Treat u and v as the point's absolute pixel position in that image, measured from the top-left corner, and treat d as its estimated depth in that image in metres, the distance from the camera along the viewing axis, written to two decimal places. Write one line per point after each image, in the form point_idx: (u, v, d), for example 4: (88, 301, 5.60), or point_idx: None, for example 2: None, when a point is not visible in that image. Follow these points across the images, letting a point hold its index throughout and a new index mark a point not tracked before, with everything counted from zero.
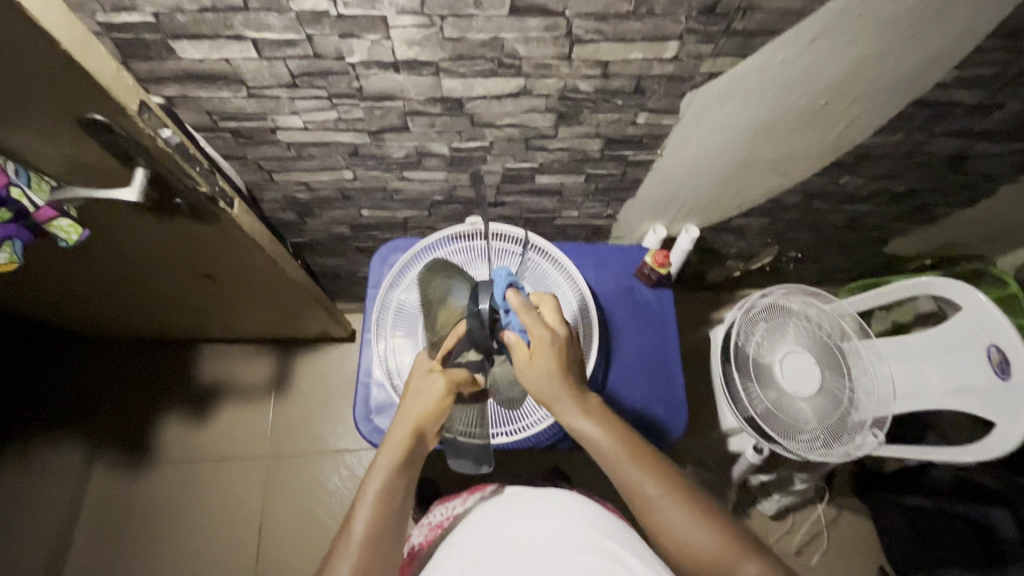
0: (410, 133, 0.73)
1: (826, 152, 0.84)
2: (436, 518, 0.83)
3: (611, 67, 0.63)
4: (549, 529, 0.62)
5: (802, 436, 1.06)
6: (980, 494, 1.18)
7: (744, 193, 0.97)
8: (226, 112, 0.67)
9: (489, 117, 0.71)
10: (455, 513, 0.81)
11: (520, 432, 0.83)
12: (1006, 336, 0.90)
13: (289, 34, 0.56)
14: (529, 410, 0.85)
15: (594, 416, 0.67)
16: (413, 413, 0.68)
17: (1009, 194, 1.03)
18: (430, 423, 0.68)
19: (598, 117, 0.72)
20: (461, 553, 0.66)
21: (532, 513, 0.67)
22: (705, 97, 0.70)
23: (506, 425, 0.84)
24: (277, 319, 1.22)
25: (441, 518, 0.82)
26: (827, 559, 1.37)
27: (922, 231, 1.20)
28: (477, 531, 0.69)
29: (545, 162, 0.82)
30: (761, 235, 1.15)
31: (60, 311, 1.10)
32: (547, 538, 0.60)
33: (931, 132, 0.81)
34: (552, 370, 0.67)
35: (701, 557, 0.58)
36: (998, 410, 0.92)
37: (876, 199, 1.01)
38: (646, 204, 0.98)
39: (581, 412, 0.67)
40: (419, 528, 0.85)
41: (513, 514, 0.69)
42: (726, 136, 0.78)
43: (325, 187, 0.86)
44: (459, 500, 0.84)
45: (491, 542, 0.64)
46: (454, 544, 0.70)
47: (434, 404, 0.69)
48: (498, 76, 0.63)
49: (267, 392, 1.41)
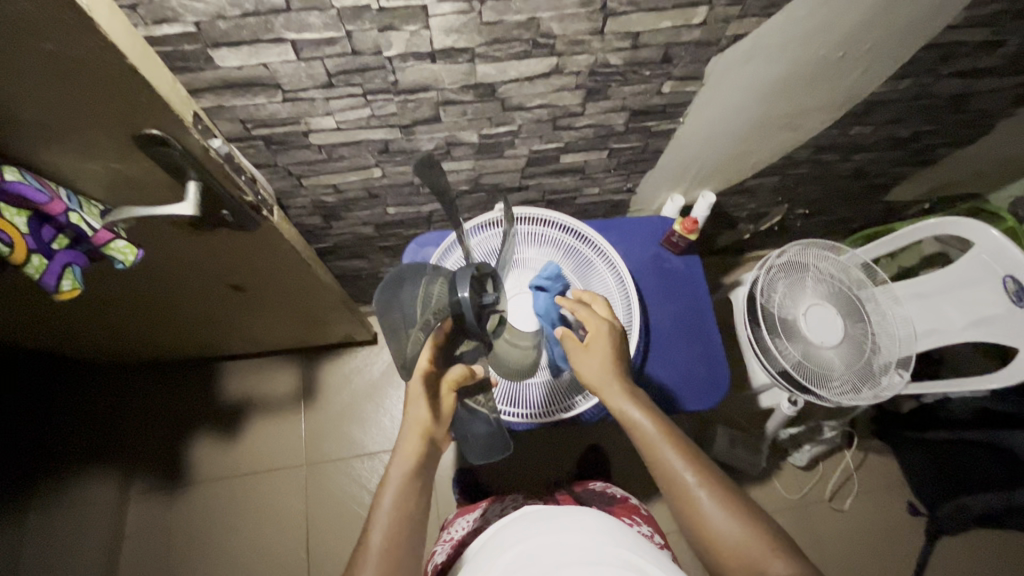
0: (441, 123, 0.74)
1: (837, 104, 0.87)
2: (456, 534, 0.85)
3: (640, 38, 0.64)
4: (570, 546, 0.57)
5: (833, 383, 1.09)
6: (999, 420, 1.21)
7: (758, 153, 0.99)
8: (260, 118, 0.67)
9: (520, 100, 0.71)
10: (475, 529, 0.83)
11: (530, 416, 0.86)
12: (1020, 265, 0.95)
13: (328, 33, 0.56)
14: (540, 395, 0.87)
15: (638, 402, 0.69)
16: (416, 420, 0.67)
17: (1005, 130, 1.07)
18: (439, 427, 0.68)
19: (625, 90, 0.74)
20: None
21: (553, 528, 0.61)
22: (729, 61, 0.71)
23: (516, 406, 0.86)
24: (301, 328, 1.21)
25: (463, 533, 0.84)
26: (859, 501, 1.42)
27: (923, 175, 1.24)
28: (495, 554, 0.63)
29: (570, 141, 0.83)
30: (772, 194, 1.18)
31: (81, 343, 1.08)
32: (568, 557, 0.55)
33: (938, 75, 0.84)
34: (605, 358, 0.73)
35: (731, 550, 0.57)
36: (1018, 335, 0.96)
37: (882, 146, 1.04)
38: (665, 175, 1.00)
39: (621, 401, 0.69)
40: (440, 546, 0.85)
41: (532, 529, 0.63)
42: (746, 98, 0.80)
43: (352, 188, 0.86)
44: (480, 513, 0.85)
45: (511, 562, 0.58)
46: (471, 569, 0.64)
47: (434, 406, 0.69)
48: (531, 57, 0.64)
49: (296, 402, 1.40)
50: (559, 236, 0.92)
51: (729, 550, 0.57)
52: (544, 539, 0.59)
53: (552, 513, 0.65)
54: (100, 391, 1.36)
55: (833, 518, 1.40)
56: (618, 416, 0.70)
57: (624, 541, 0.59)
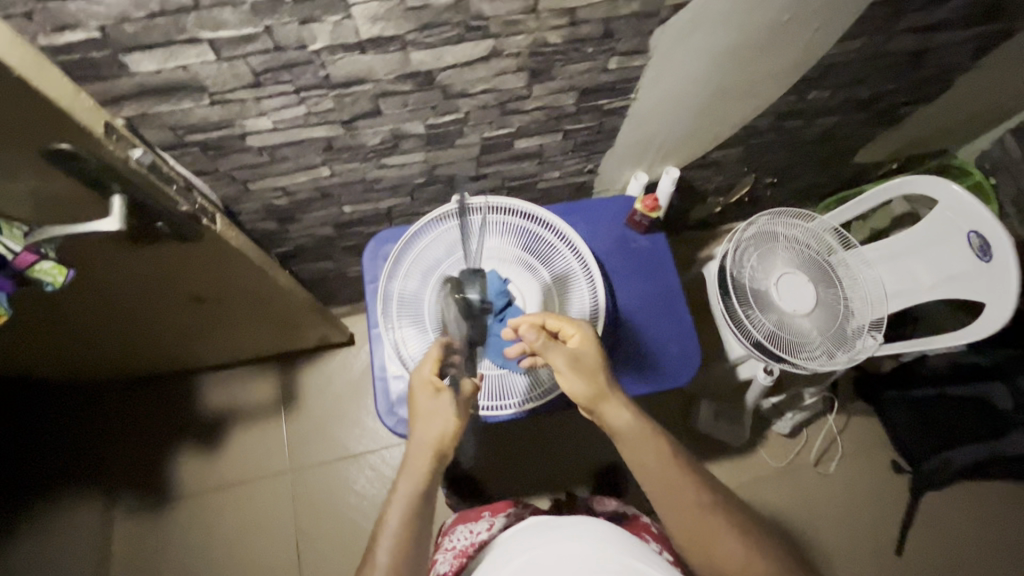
0: (383, 116, 0.71)
1: (791, 69, 0.85)
2: (460, 543, 0.85)
3: (578, 14, 0.62)
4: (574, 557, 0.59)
5: (808, 351, 1.09)
6: (976, 372, 1.29)
7: (717, 125, 0.97)
8: (191, 124, 0.64)
9: (462, 86, 0.69)
10: (480, 539, 0.83)
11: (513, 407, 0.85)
12: (986, 220, 0.94)
13: (246, 29, 0.53)
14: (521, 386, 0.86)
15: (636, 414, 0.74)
16: (430, 439, 0.73)
17: (964, 84, 1.06)
18: (446, 445, 0.74)
19: (570, 69, 0.71)
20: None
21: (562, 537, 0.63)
22: (673, 31, 0.69)
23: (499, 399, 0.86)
24: (272, 334, 1.19)
25: (466, 543, 0.85)
26: (844, 464, 1.44)
27: (888, 135, 1.23)
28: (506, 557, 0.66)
29: (522, 125, 0.81)
30: (738, 165, 1.17)
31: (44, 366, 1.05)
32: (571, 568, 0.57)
33: (891, 33, 0.83)
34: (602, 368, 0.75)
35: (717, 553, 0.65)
36: (983, 290, 0.96)
37: (843, 109, 1.03)
38: (625, 153, 0.98)
39: (620, 413, 0.74)
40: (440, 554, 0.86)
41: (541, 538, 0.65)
42: (697, 69, 0.78)
43: (303, 189, 0.83)
44: (484, 523, 0.87)
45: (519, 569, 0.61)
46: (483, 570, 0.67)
47: (450, 429, 0.74)
48: (466, 41, 0.62)
49: (276, 409, 1.39)
50: (530, 225, 0.90)
51: (716, 553, 0.65)
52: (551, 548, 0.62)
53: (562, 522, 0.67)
54: (75, 412, 1.34)
55: (819, 482, 1.42)
56: (615, 424, 0.74)
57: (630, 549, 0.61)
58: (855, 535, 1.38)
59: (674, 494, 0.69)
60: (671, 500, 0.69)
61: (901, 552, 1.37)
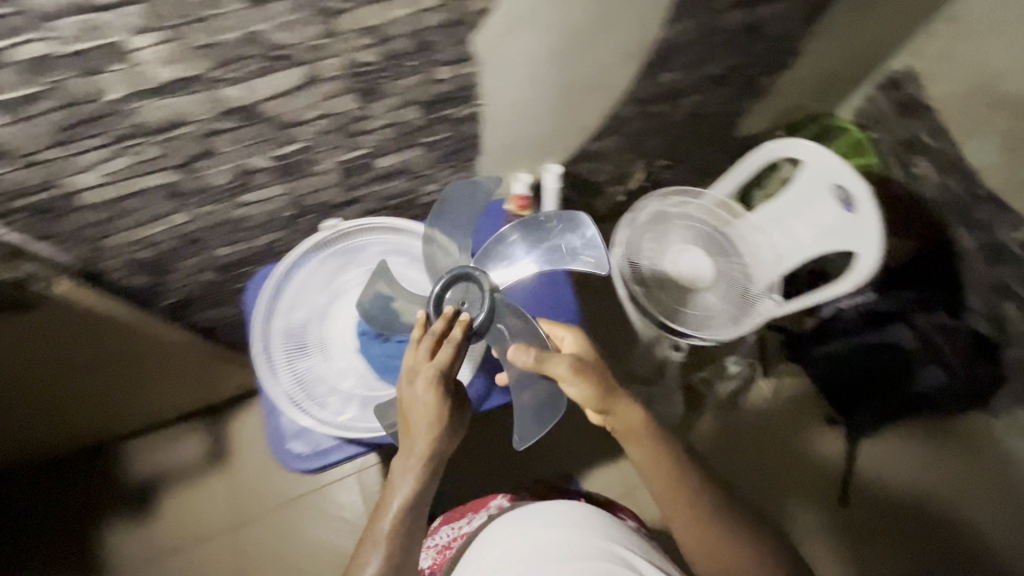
0: (220, 154, 0.71)
1: (632, 56, 0.88)
2: (444, 539, 0.90)
3: (383, 31, 0.63)
4: (558, 537, 0.69)
5: (711, 322, 1.12)
6: (884, 317, 1.34)
7: (582, 118, 1.00)
8: (8, 190, 0.63)
9: (292, 115, 0.70)
10: (463, 532, 0.88)
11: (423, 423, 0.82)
12: (847, 175, 1.00)
13: (27, 88, 0.53)
14: None
15: (645, 420, 0.79)
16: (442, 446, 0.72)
17: (814, 48, 1.12)
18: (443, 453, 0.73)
19: (400, 84, 0.72)
20: (484, 562, 0.72)
21: (544, 520, 0.73)
22: (492, 36, 0.71)
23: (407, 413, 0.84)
24: (183, 388, 1.16)
25: (448, 538, 0.89)
26: (782, 426, 1.46)
27: (762, 105, 1.28)
28: (495, 538, 0.76)
29: (375, 144, 0.82)
30: (622, 153, 1.20)
31: None
32: (559, 546, 0.67)
33: (717, 11, 0.86)
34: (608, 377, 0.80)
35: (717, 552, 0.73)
36: (854, 240, 1.01)
37: (704, 87, 1.07)
38: (499, 156, 1.00)
39: (631, 418, 0.79)
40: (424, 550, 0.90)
41: (523, 521, 0.75)
42: (535, 69, 0.81)
43: (165, 238, 0.82)
44: (465, 519, 0.91)
45: (508, 550, 0.71)
46: (475, 553, 0.77)
47: (457, 435, 0.75)
48: (275, 71, 0.62)
49: (209, 464, 1.35)
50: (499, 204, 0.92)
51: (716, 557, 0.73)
52: (536, 531, 0.72)
53: (542, 507, 0.78)
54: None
55: (761, 447, 1.45)
56: (628, 428, 0.79)
57: (604, 528, 0.73)
58: (802, 493, 1.41)
59: (676, 494, 0.76)
60: (673, 500, 0.76)
61: (847, 503, 1.40)
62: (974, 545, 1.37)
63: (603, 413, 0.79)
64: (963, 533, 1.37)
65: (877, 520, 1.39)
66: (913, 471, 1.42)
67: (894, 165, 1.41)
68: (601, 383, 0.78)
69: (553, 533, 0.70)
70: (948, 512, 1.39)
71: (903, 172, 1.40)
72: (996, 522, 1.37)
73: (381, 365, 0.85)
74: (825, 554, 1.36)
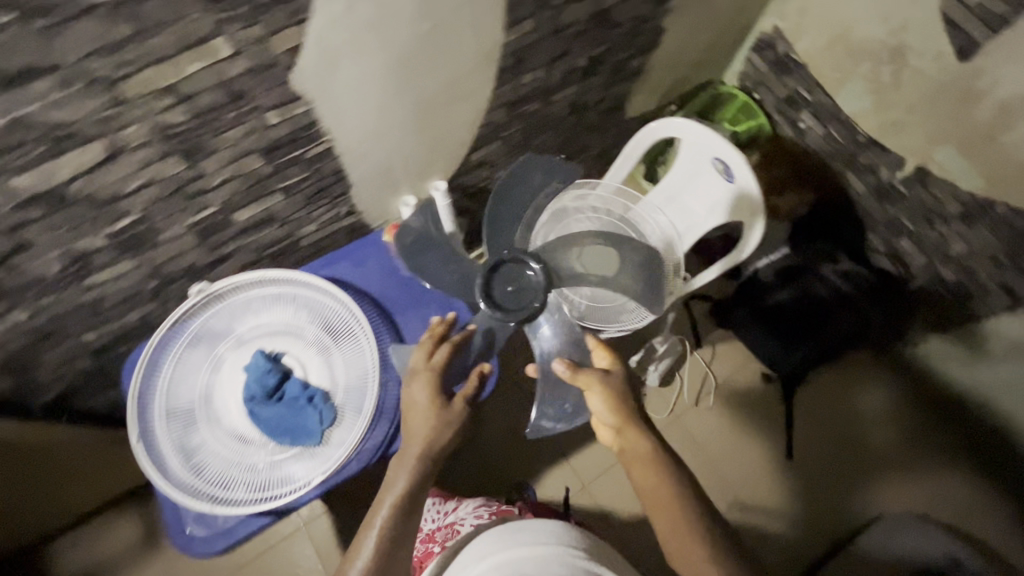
0: (40, 244, 0.65)
1: (483, 66, 0.85)
2: (430, 525, 0.94)
3: (182, 89, 0.59)
4: (535, 556, 0.62)
5: (622, 313, 1.12)
6: (793, 273, 1.38)
7: (453, 132, 0.97)
8: None
9: (110, 190, 0.65)
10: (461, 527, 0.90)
11: (332, 472, 0.80)
12: (721, 147, 1.01)
13: None
14: (335, 448, 0.82)
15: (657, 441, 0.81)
16: (431, 441, 0.78)
17: (676, 24, 1.12)
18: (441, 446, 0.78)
19: (227, 138, 0.68)
20: None
21: (521, 538, 0.67)
22: (311, 73, 0.67)
23: (313, 467, 0.81)
24: (92, 479, 1.09)
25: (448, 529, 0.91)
26: (721, 392, 1.49)
27: (643, 85, 1.28)
28: (469, 561, 0.69)
29: (225, 200, 0.77)
30: (511, 157, 1.18)
31: None
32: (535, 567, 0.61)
33: (557, 8, 0.84)
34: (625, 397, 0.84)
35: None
36: (736, 210, 1.04)
37: (574, 80, 1.06)
38: (371, 184, 0.96)
39: (641, 438, 0.81)
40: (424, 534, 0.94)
41: (500, 541, 0.69)
42: (375, 98, 0.77)
43: (12, 337, 0.76)
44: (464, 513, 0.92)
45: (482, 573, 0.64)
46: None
47: (451, 431, 0.80)
48: (67, 150, 0.57)
49: (145, 548, 1.27)
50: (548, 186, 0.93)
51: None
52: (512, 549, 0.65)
53: (521, 525, 0.71)
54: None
55: (705, 416, 1.47)
56: (638, 447, 0.81)
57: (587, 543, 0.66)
58: (750, 453, 1.44)
59: (677, 514, 0.75)
60: (673, 520, 0.75)
61: (792, 455, 1.42)
62: (922, 466, 1.39)
63: (615, 431, 0.83)
64: (909, 457, 1.40)
65: (824, 468, 1.41)
66: (850, 409, 1.45)
67: (782, 122, 1.44)
68: (622, 404, 0.83)
69: (530, 552, 0.63)
70: (890, 441, 1.42)
71: (791, 128, 1.43)
72: (933, 438, 1.41)
73: (274, 429, 0.81)
74: (781, 511, 1.39)
